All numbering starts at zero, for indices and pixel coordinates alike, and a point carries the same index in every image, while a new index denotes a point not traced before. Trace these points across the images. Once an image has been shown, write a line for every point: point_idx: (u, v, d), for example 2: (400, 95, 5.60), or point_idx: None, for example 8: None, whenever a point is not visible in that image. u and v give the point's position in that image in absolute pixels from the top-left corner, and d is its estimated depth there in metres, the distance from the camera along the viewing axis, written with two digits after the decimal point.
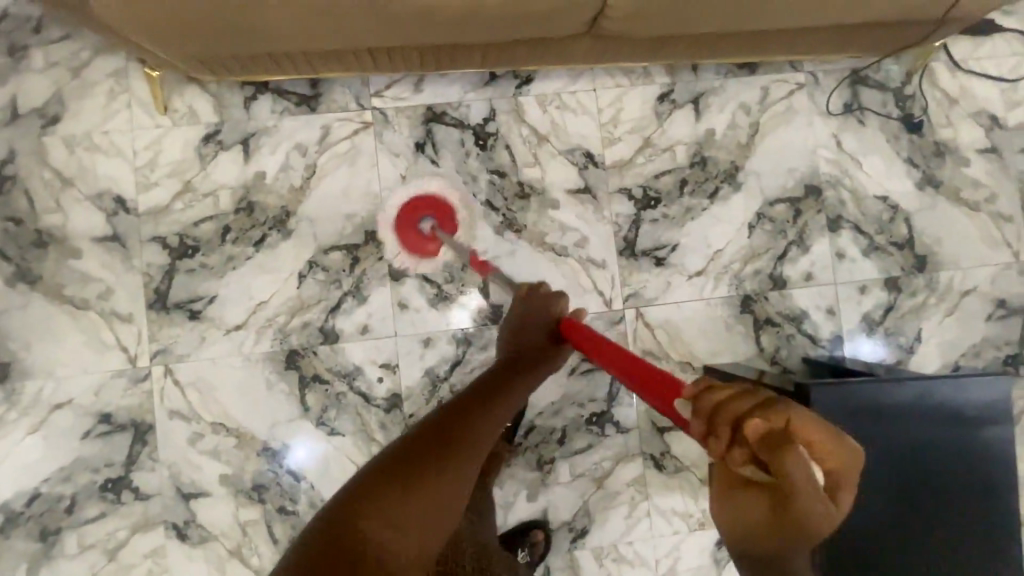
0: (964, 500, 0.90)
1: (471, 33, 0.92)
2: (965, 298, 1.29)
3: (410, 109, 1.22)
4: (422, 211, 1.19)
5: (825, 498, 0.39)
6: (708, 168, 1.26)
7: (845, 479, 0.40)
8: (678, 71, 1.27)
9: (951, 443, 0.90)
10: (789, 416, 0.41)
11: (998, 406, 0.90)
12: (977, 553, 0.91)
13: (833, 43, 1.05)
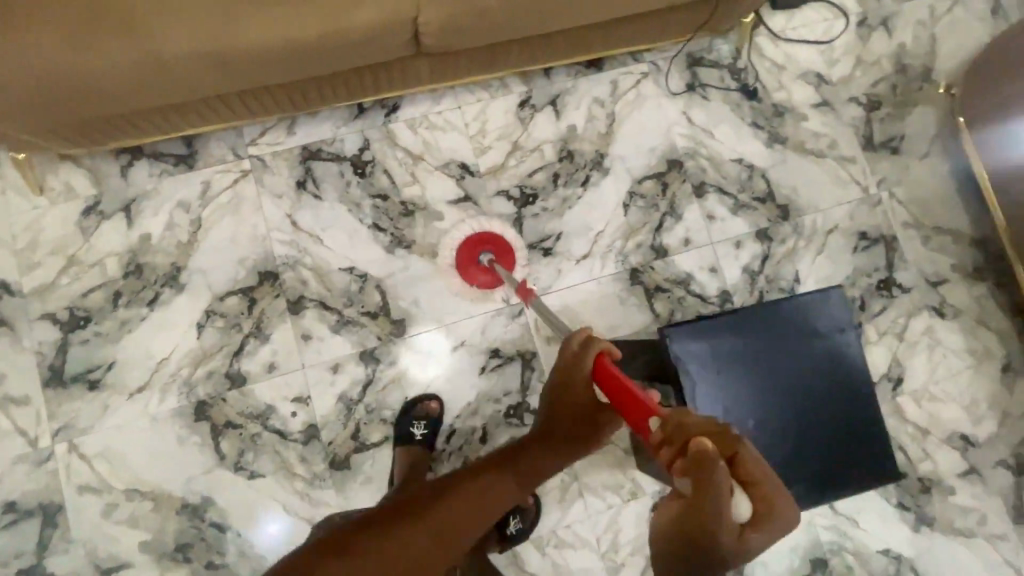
0: (835, 409, 0.99)
1: (309, 67, 1.00)
2: (830, 236, 1.41)
3: (286, 151, 1.28)
4: (485, 246, 1.26)
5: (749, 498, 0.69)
6: (576, 160, 1.36)
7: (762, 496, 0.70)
8: (532, 79, 1.38)
9: (811, 361, 0.98)
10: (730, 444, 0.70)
11: (839, 316, 1.00)
12: (858, 454, 0.99)
13: (653, 28, 1.17)
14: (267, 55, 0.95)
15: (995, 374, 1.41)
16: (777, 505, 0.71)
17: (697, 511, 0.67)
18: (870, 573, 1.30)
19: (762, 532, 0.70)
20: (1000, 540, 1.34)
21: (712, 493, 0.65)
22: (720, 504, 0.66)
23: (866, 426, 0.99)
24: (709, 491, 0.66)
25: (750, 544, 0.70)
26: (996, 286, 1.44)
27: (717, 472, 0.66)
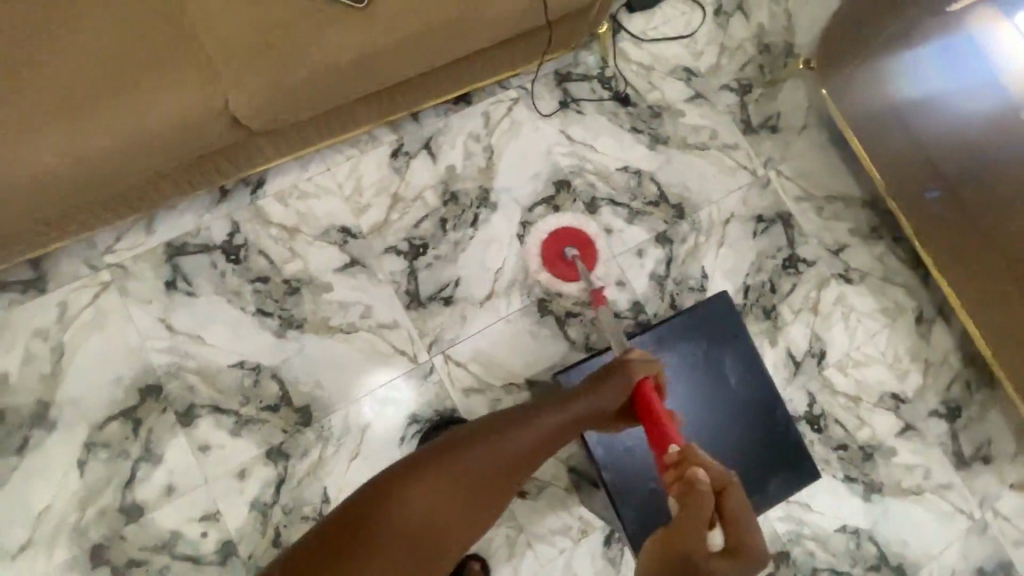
0: (742, 412, 1.10)
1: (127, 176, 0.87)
2: (728, 226, 1.41)
3: (149, 253, 1.19)
4: (569, 241, 1.35)
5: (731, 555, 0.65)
6: (461, 200, 1.31)
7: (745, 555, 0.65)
8: (401, 125, 1.32)
9: (708, 369, 1.11)
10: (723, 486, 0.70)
11: (731, 326, 1.13)
12: (772, 450, 1.09)
13: (509, 52, 1.09)
14: (63, 180, 0.83)
15: (911, 326, 1.43)
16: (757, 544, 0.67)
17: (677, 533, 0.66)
18: (831, 552, 1.29)
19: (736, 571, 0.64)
20: (947, 488, 1.35)
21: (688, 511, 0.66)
22: (699, 531, 0.64)
23: (771, 423, 1.10)
24: (688, 512, 0.66)
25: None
26: (895, 241, 1.46)
27: (699, 496, 0.66)
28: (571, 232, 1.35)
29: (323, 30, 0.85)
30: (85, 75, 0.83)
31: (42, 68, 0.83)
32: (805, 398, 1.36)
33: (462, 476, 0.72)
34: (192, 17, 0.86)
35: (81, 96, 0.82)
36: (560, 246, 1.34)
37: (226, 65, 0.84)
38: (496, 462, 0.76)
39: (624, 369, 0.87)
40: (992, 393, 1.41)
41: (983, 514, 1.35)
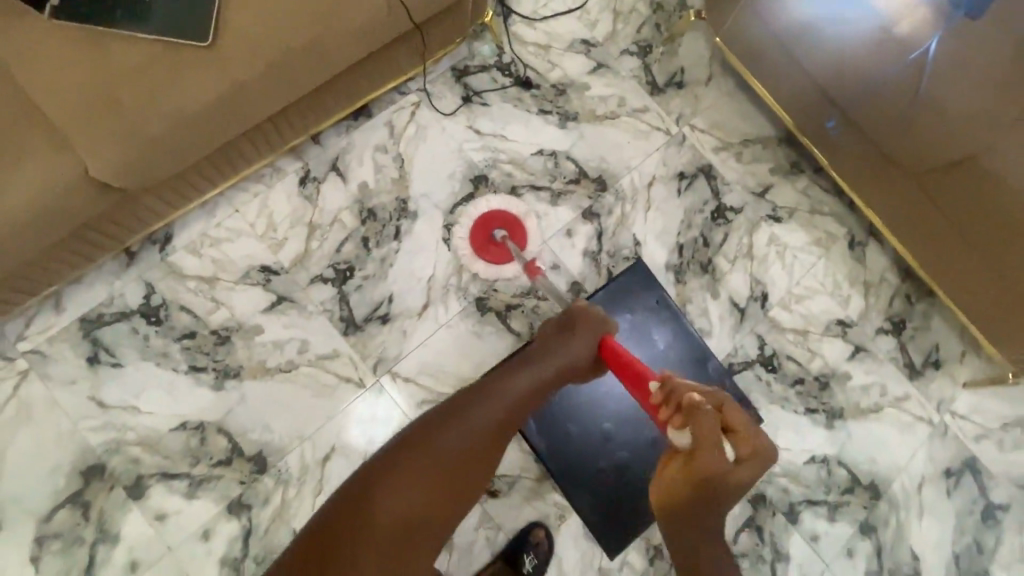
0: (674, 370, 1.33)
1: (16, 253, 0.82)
2: (651, 189, 1.41)
3: (63, 332, 1.14)
4: (495, 223, 1.32)
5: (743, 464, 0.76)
6: (380, 216, 1.29)
7: (755, 456, 0.77)
8: (304, 151, 1.28)
9: (638, 338, 1.33)
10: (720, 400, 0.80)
11: (651, 297, 1.34)
12: None
13: (386, 58, 1.06)
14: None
15: (845, 252, 1.44)
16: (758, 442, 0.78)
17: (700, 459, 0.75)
18: (806, 484, 1.31)
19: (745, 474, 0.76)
20: (904, 400, 1.38)
21: (709, 433, 0.74)
22: (715, 452, 0.74)
23: (700, 371, 1.33)
24: (700, 438, 0.75)
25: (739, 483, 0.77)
26: (816, 173, 1.47)
27: (702, 426, 0.75)
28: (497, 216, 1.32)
29: (171, 76, 0.81)
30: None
31: None
32: (755, 341, 1.37)
33: (438, 464, 0.84)
34: (23, 86, 0.80)
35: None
36: (489, 225, 1.31)
37: (77, 130, 0.80)
38: (469, 441, 0.87)
39: (585, 330, 0.99)
40: (933, 301, 1.43)
41: (942, 418, 1.38)
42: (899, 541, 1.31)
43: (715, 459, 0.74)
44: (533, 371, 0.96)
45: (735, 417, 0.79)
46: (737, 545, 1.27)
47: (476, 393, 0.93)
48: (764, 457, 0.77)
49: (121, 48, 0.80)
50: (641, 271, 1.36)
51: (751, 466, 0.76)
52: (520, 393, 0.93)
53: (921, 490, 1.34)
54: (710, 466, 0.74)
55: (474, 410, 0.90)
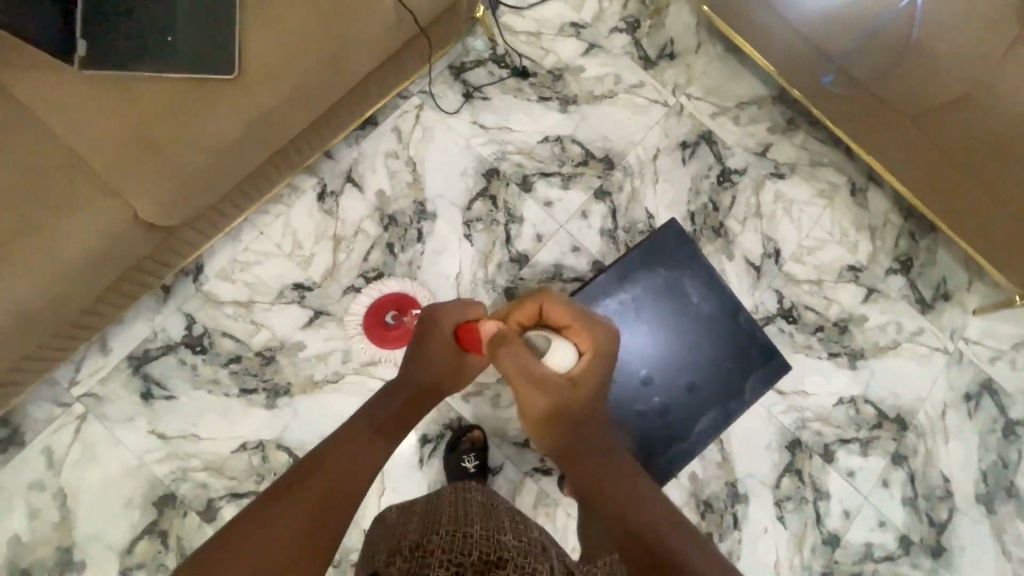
0: (708, 326, 1.36)
1: (72, 304, 0.85)
2: (657, 161, 1.45)
3: (114, 372, 1.17)
4: (392, 309, 1.23)
5: (577, 360, 0.85)
6: (401, 221, 1.32)
7: (584, 347, 0.86)
8: (317, 166, 1.30)
9: (674, 293, 1.36)
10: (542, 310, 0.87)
11: (684, 251, 1.37)
12: (738, 346, 1.35)
13: (392, 67, 1.09)
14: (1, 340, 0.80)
15: (848, 200, 1.49)
16: (580, 335, 0.86)
17: (540, 380, 0.81)
18: (837, 424, 1.38)
19: (588, 364, 0.85)
20: (919, 334, 1.45)
21: (526, 358, 0.81)
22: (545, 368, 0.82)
23: (733, 325, 1.35)
24: (522, 366, 0.81)
25: (587, 379, 0.85)
26: (812, 126, 1.51)
27: (518, 348, 0.81)
28: (394, 302, 1.23)
29: (205, 112, 0.83)
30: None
31: None
32: (774, 296, 1.43)
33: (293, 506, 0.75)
34: (59, 137, 0.81)
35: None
36: (385, 314, 1.22)
37: (122, 176, 0.82)
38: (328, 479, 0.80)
39: (431, 331, 0.95)
40: (936, 237, 1.49)
41: (957, 346, 1.45)
42: (929, 466, 1.39)
43: (549, 375, 0.82)
44: (395, 400, 0.94)
45: (559, 317, 0.87)
46: (780, 490, 1.33)
47: (360, 425, 0.90)
48: (602, 340, 0.87)
49: (152, 90, 0.82)
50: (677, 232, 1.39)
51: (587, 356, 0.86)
52: (398, 416, 0.93)
53: (944, 416, 1.42)
54: (547, 382, 0.82)
55: (359, 445, 0.86)
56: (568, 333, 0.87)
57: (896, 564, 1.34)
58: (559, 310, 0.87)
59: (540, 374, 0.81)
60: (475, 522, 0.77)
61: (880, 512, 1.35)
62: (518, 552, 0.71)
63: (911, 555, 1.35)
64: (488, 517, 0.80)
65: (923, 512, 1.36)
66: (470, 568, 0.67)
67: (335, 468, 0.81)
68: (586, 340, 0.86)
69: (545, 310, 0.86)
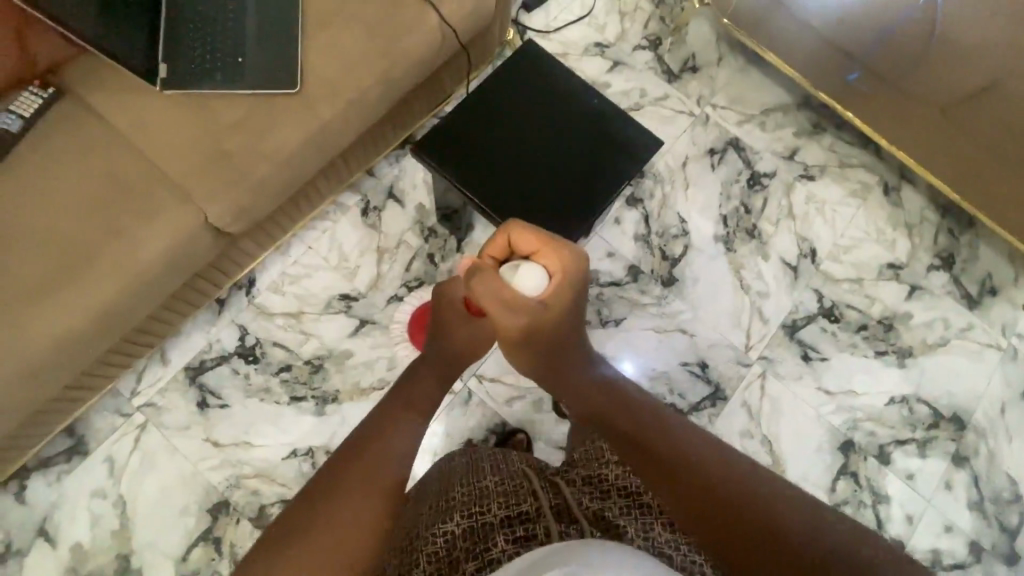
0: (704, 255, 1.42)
1: (146, 300, 0.90)
2: (686, 168, 1.48)
3: (172, 382, 1.22)
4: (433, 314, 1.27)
5: (554, 283, 0.72)
6: (440, 232, 1.36)
7: (559, 267, 0.72)
8: (361, 183, 1.37)
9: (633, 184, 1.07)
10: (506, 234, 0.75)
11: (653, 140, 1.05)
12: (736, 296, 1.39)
13: (435, 84, 1.16)
14: (81, 343, 0.86)
15: (882, 199, 1.49)
16: (557, 256, 0.72)
17: (512, 307, 0.70)
18: (891, 425, 1.33)
19: (565, 287, 0.72)
20: (969, 330, 1.41)
21: (494, 284, 0.70)
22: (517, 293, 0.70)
23: (731, 270, 1.41)
24: (490, 294, 0.71)
25: (567, 308, 0.73)
26: (839, 129, 1.53)
27: (486, 274, 0.71)
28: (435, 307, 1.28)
29: (270, 123, 0.90)
30: (56, 239, 0.85)
31: (13, 239, 0.84)
32: (814, 296, 1.41)
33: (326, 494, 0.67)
34: (139, 148, 0.89)
35: (59, 263, 0.84)
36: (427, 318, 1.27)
37: (196, 181, 0.89)
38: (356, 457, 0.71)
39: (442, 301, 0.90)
40: (977, 232, 1.47)
41: (1010, 342, 1.41)
42: (994, 467, 1.32)
43: (521, 301, 0.70)
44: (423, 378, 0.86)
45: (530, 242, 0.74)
46: (836, 493, 1.28)
47: (390, 406, 0.81)
48: (579, 259, 0.73)
49: (222, 104, 0.90)
50: (646, 130, 1.05)
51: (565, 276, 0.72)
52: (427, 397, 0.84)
53: (1005, 414, 1.36)
54: (521, 308, 0.70)
55: (388, 425, 0.77)
56: (538, 257, 0.73)
57: (969, 573, 1.25)
58: (527, 231, 0.74)
59: (510, 298, 0.70)
60: (457, 490, 0.75)
61: (946, 516, 1.28)
62: (501, 495, 0.70)
63: (984, 563, 1.26)
64: (467, 473, 0.80)
65: (992, 516, 1.29)
66: (458, 527, 0.66)
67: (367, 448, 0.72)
68: (559, 257, 0.72)
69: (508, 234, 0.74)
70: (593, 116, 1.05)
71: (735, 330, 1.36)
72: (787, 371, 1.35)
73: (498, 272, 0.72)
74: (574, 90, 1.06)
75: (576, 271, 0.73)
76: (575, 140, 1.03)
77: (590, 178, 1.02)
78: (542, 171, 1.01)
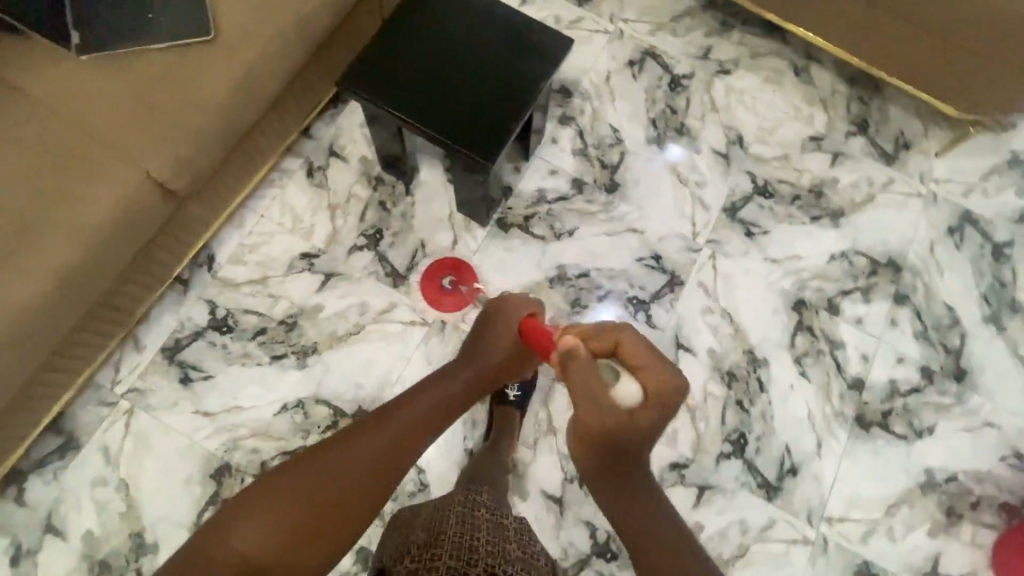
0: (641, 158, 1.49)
1: (102, 267, 0.92)
2: (610, 82, 1.55)
3: (151, 365, 1.24)
4: (443, 271, 1.34)
5: (647, 405, 0.81)
6: (387, 179, 1.40)
7: (659, 394, 0.81)
8: (301, 146, 1.40)
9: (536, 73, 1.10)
10: (618, 338, 0.85)
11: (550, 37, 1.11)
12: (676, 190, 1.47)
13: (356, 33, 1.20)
14: (43, 310, 0.87)
15: (794, 80, 1.59)
16: (653, 380, 0.82)
17: (599, 405, 0.80)
18: (835, 279, 1.44)
19: (653, 411, 0.81)
20: (891, 183, 1.52)
21: (593, 382, 0.81)
22: (605, 400, 0.80)
23: (668, 167, 1.49)
24: (582, 384, 0.81)
25: (648, 428, 0.81)
26: (745, 24, 1.62)
27: (585, 367, 0.82)
28: (443, 264, 1.35)
29: (191, 75, 0.93)
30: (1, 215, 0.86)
31: None
32: (747, 177, 1.50)
33: (349, 465, 0.80)
34: (70, 118, 0.91)
35: (8, 237, 0.86)
36: (437, 274, 1.34)
37: (131, 141, 0.91)
38: (388, 442, 0.84)
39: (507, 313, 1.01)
40: (884, 95, 1.58)
41: (929, 188, 1.53)
42: (931, 298, 1.44)
43: (608, 411, 0.80)
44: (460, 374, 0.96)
45: (632, 353, 0.84)
46: (796, 348, 1.38)
47: (434, 399, 0.91)
48: (676, 390, 0.82)
49: (142, 64, 0.93)
50: (556, 33, 1.11)
51: (661, 406, 0.81)
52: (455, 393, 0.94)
53: (934, 251, 1.48)
54: (606, 416, 0.80)
55: (422, 425, 0.88)
56: (637, 371, 0.84)
57: (925, 395, 1.37)
58: (634, 343, 0.84)
59: (597, 398, 0.80)
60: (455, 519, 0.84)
61: (896, 349, 1.40)
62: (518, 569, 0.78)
63: (937, 384, 1.38)
64: (492, 519, 0.88)
65: (937, 342, 1.41)
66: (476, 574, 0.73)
67: (395, 441, 0.84)
68: (657, 383, 0.81)
69: (619, 338, 0.84)
70: (503, 27, 1.10)
71: (680, 220, 1.45)
72: (734, 250, 1.44)
73: (593, 364, 0.83)
74: (480, 7, 1.11)
75: (669, 406, 0.82)
76: (490, 51, 1.09)
77: (499, 82, 1.07)
78: (448, 80, 1.06)
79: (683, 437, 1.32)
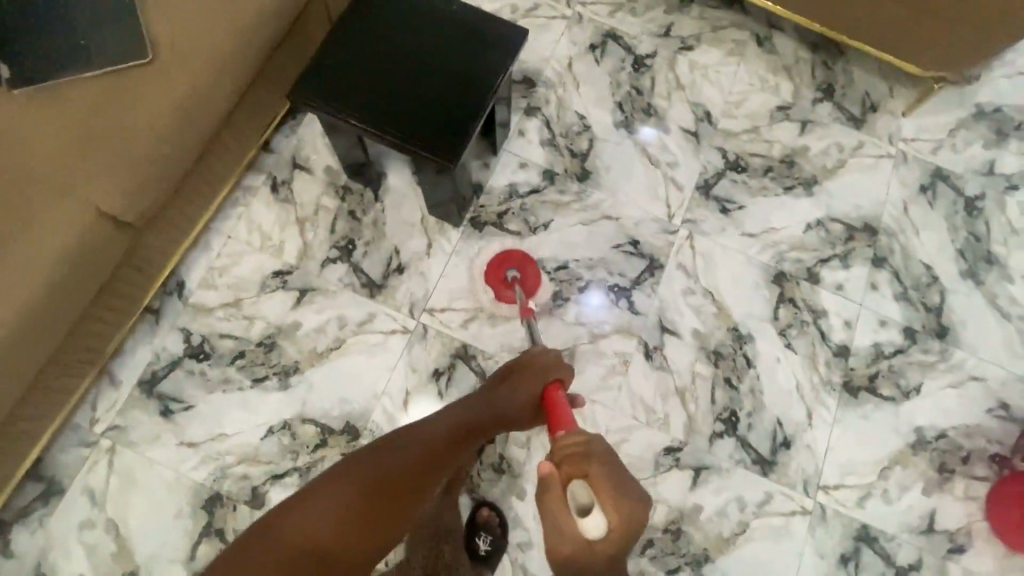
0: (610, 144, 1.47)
1: (57, 310, 0.88)
2: (573, 68, 1.53)
3: (129, 400, 1.21)
4: (507, 266, 1.33)
5: (612, 539, 0.64)
6: (354, 188, 1.36)
7: (624, 528, 0.64)
8: (263, 162, 1.36)
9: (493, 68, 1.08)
10: (593, 456, 0.69)
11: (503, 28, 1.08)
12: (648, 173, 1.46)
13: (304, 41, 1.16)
14: (6, 357, 0.84)
15: (758, 51, 1.57)
16: (626, 513, 0.65)
17: (564, 535, 0.64)
18: (813, 248, 1.44)
19: (617, 548, 0.64)
20: (861, 147, 1.52)
21: (557, 507, 0.66)
22: (570, 529, 0.64)
23: (638, 150, 1.47)
24: (549, 506, 0.66)
25: (612, 564, 0.63)
26: None
27: (553, 493, 0.67)
28: (511, 258, 1.34)
29: (131, 102, 0.89)
30: None
31: None
32: (718, 153, 1.49)
33: (364, 499, 0.79)
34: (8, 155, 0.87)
35: None
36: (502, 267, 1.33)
37: (74, 176, 0.88)
38: (401, 474, 0.83)
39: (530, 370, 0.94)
40: (847, 59, 1.58)
41: (898, 148, 1.53)
42: (908, 259, 1.45)
43: (570, 542, 0.63)
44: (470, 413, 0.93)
45: (604, 480, 0.67)
46: (780, 321, 1.39)
47: (447, 440, 0.89)
48: (641, 522, 0.65)
49: (79, 93, 0.89)
50: (508, 24, 1.09)
51: (625, 539, 0.64)
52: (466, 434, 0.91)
53: (908, 211, 1.48)
54: (568, 550, 0.63)
55: (433, 466, 0.86)
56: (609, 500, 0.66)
57: (909, 356, 1.38)
58: (607, 468, 0.68)
59: (561, 528, 0.64)
60: None
61: (878, 313, 1.41)
62: None
63: (920, 343, 1.39)
64: None
65: (917, 302, 1.42)
66: None
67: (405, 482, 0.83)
68: (626, 516, 0.64)
69: (593, 457, 0.69)
70: (454, 22, 1.08)
71: (655, 203, 1.44)
72: (711, 228, 1.43)
73: (565, 493, 0.67)
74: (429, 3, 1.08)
75: (634, 538, 0.64)
76: (445, 48, 1.06)
77: (455, 78, 1.04)
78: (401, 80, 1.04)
79: (675, 420, 1.32)
